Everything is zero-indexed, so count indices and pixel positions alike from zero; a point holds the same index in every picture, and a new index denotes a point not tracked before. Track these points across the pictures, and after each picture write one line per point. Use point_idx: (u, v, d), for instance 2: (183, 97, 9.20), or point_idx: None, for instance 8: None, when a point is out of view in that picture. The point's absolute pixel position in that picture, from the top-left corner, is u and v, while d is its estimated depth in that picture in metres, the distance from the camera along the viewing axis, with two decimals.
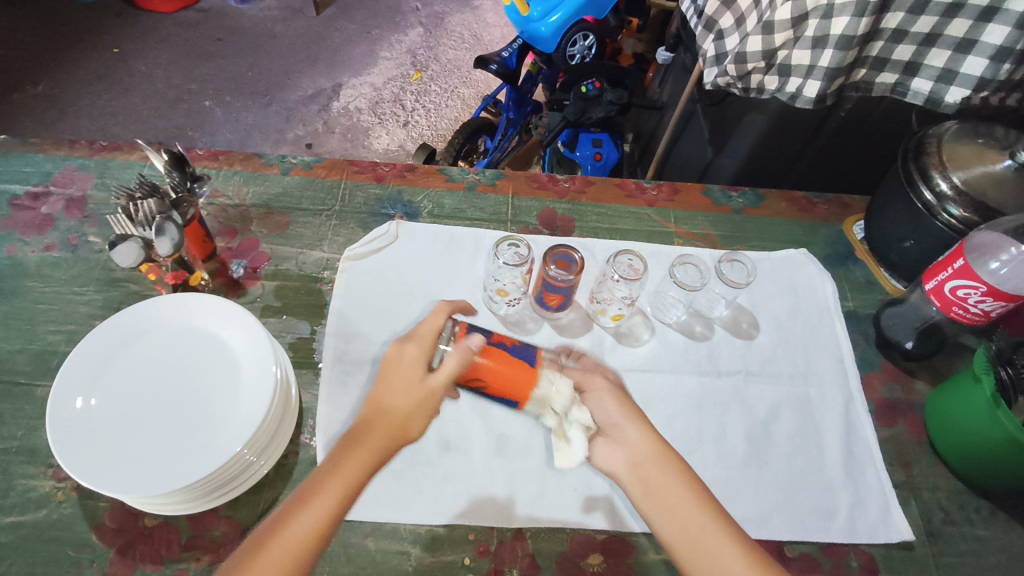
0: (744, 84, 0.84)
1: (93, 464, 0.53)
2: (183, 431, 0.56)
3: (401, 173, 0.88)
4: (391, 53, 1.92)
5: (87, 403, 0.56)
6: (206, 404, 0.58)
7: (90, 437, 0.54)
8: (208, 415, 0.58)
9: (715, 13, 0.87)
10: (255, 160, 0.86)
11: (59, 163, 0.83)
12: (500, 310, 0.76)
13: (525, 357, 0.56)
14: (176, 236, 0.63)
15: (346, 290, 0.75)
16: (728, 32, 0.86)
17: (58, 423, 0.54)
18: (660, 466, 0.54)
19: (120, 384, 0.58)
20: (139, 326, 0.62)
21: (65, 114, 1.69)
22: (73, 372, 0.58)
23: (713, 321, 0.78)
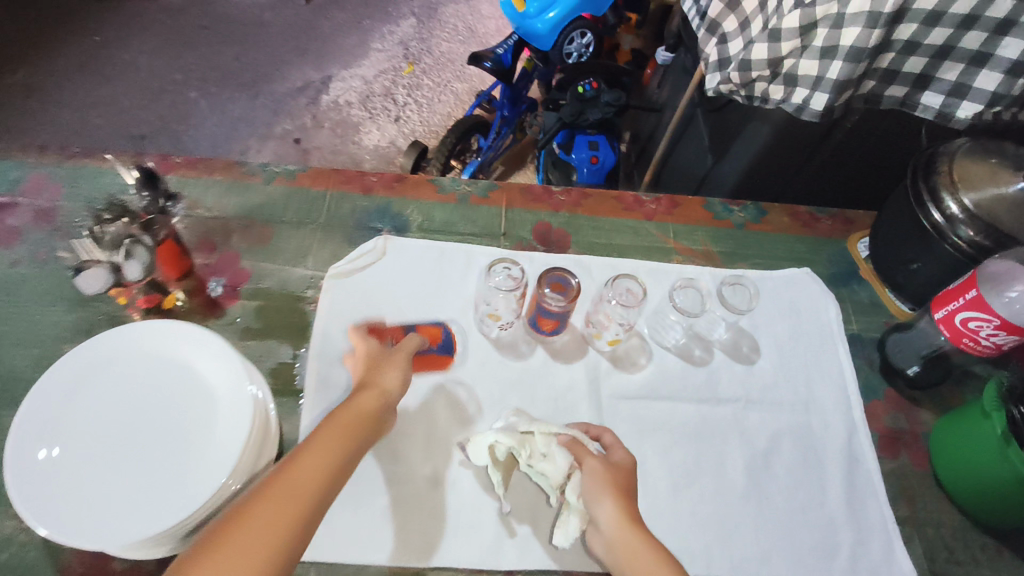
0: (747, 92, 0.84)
1: (63, 515, 0.50)
2: (156, 471, 0.53)
3: (390, 183, 0.84)
4: (382, 45, 1.86)
5: (50, 454, 0.52)
6: (179, 440, 0.55)
7: (56, 486, 0.51)
8: (181, 452, 0.54)
9: (720, 16, 0.87)
10: (236, 167, 0.82)
11: (27, 171, 0.78)
12: (492, 333, 0.72)
13: (445, 350, 0.71)
14: (143, 261, 0.67)
15: (331, 309, 0.72)
16: (733, 35, 0.86)
17: (21, 479, 0.50)
18: (639, 547, 0.51)
19: (80, 428, 0.54)
20: (102, 360, 0.58)
21: (43, 104, 1.63)
22: (32, 421, 0.53)
23: (713, 344, 0.75)
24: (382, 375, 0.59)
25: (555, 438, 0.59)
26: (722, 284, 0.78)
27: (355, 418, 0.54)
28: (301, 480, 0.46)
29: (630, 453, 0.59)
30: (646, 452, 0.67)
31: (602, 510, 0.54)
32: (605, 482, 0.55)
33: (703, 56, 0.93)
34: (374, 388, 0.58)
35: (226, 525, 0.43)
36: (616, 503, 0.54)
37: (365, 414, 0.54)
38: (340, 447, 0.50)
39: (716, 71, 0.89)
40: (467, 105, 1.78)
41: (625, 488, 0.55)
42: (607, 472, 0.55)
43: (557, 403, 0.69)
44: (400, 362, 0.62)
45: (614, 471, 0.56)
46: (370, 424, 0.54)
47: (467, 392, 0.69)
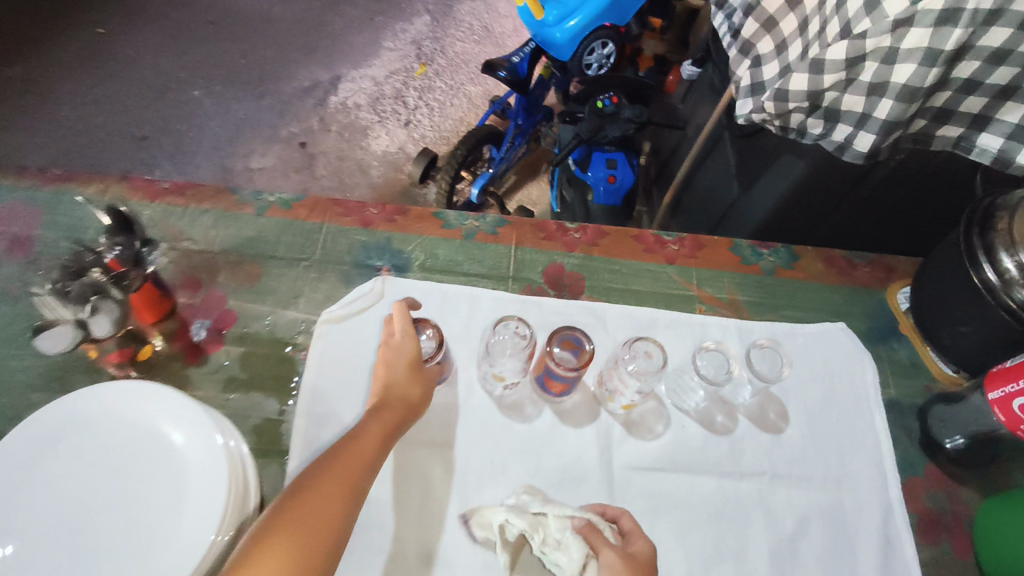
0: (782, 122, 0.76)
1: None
2: (119, 557, 0.48)
3: (391, 216, 0.78)
4: (394, 44, 1.79)
5: (3, 551, 0.48)
6: (144, 519, 0.50)
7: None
8: (145, 534, 0.49)
9: (755, 36, 0.80)
10: (227, 196, 0.76)
11: (3, 196, 0.73)
12: (495, 391, 0.66)
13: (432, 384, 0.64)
14: (113, 315, 0.64)
15: (322, 360, 0.66)
16: (768, 58, 0.78)
17: None
18: None
19: (35, 516, 0.49)
20: (58, 431, 0.53)
21: (44, 100, 1.58)
22: None
23: (737, 409, 0.68)
24: (405, 385, 0.60)
25: (571, 525, 0.55)
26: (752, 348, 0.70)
27: (372, 436, 0.55)
28: (325, 499, 0.49)
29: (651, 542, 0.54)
30: (661, 534, 0.61)
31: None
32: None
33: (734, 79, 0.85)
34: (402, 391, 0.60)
35: (284, 513, 0.47)
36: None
37: (382, 430, 0.56)
38: (376, 448, 0.55)
39: (748, 97, 0.81)
40: (480, 110, 1.71)
41: None
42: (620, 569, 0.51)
43: (564, 473, 0.63)
44: (423, 377, 0.62)
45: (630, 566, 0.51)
46: (400, 425, 0.58)
47: (466, 458, 0.63)
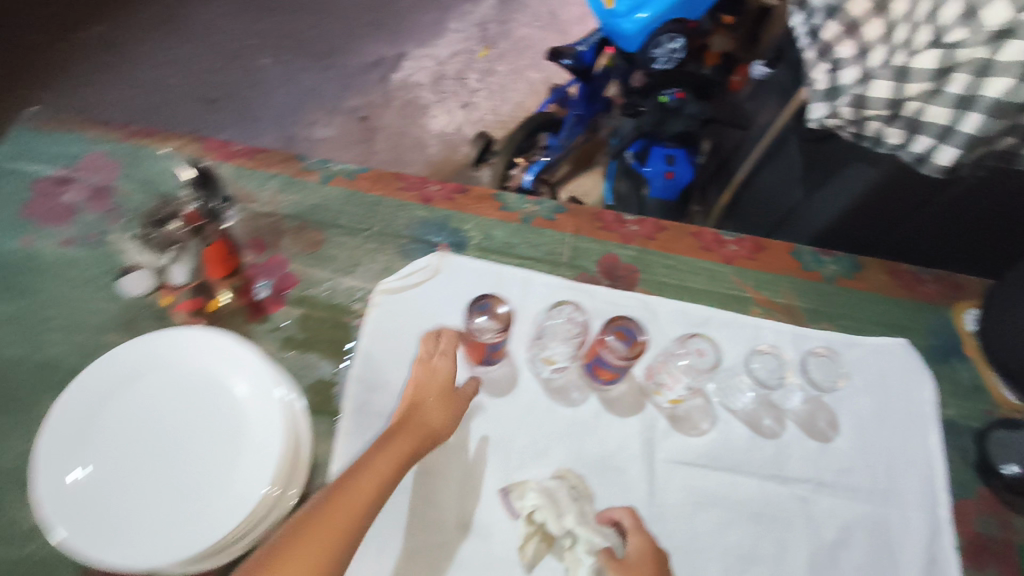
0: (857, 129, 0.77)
1: (86, 535, 0.49)
2: (182, 492, 0.51)
3: (451, 194, 0.79)
4: (459, 25, 1.80)
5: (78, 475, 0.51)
6: (207, 460, 0.53)
7: (81, 503, 0.50)
8: (207, 475, 0.52)
9: (835, 40, 0.76)
10: (295, 162, 0.78)
11: (88, 146, 0.76)
12: (543, 373, 0.67)
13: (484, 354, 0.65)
14: (190, 265, 0.66)
15: (377, 329, 0.68)
16: (848, 62, 0.74)
17: (52, 502, 0.49)
18: None
19: (108, 445, 0.52)
20: (133, 369, 0.56)
21: (123, 60, 1.65)
22: (61, 437, 0.52)
23: (785, 414, 0.67)
24: (432, 409, 0.58)
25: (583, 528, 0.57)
26: (809, 354, 0.69)
27: (384, 464, 0.51)
28: (324, 531, 0.44)
29: (646, 536, 0.55)
30: (697, 529, 0.61)
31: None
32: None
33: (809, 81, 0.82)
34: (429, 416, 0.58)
35: (275, 551, 0.43)
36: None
37: (393, 459, 0.52)
38: (386, 478, 0.50)
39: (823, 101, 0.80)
40: (539, 96, 1.71)
41: None
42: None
43: (605, 460, 0.63)
44: (455, 402, 0.60)
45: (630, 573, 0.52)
46: (416, 450, 0.54)
47: (509, 436, 0.64)
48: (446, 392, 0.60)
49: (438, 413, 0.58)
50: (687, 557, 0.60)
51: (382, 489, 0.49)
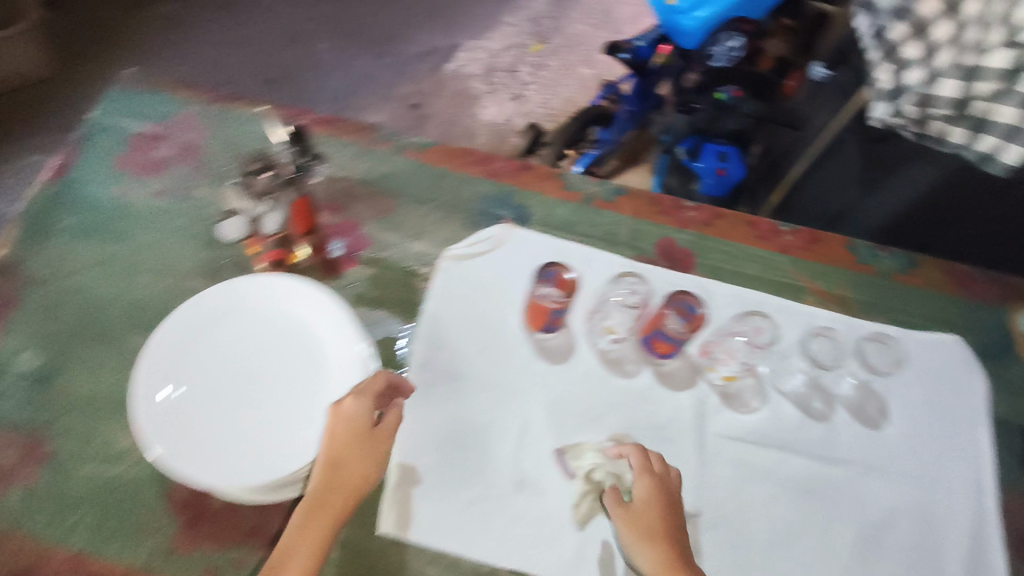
0: (920, 128, 0.80)
1: (174, 448, 0.53)
2: (266, 423, 0.56)
3: (516, 171, 0.81)
4: (514, 19, 1.84)
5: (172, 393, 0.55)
6: (289, 396, 0.57)
7: (173, 419, 0.54)
8: (288, 409, 0.57)
9: (902, 39, 0.77)
10: (369, 133, 0.82)
11: (179, 107, 0.81)
12: (599, 344, 0.70)
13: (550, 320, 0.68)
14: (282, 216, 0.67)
15: (443, 292, 0.71)
16: (914, 63, 0.76)
17: (146, 414, 0.53)
18: None
19: (201, 370, 0.57)
20: (226, 304, 0.60)
21: (189, 37, 1.70)
22: (158, 358, 0.56)
23: (836, 399, 0.69)
24: (350, 464, 0.53)
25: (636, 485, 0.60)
26: (864, 339, 0.71)
27: (304, 544, 0.50)
28: None
29: (652, 475, 0.58)
30: (747, 501, 0.63)
31: (642, 557, 0.55)
32: (636, 532, 0.56)
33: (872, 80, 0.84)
34: (347, 475, 0.53)
35: None
36: (652, 551, 0.55)
37: (314, 535, 0.51)
38: (310, 558, 0.50)
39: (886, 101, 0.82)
40: (589, 92, 1.74)
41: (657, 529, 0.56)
42: (630, 524, 0.56)
43: (658, 430, 0.66)
44: (378, 445, 0.55)
45: (638, 519, 0.56)
46: (342, 512, 0.52)
47: (566, 401, 0.66)
48: (370, 440, 0.54)
49: (362, 465, 0.54)
50: (736, 527, 0.61)
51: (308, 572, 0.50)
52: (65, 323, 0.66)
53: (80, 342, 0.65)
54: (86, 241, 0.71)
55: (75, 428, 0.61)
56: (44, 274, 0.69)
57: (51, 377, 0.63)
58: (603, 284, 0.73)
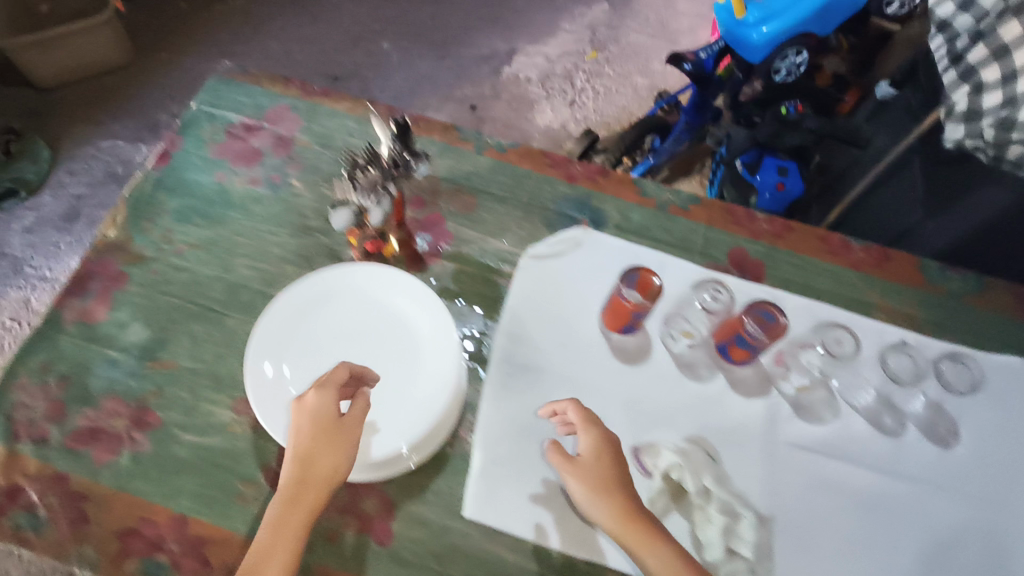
0: (996, 152, 0.84)
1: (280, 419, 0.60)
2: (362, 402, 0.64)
3: (593, 175, 0.84)
4: (571, 26, 1.86)
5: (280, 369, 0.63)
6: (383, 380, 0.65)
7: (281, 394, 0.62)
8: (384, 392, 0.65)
9: (981, 63, 0.83)
10: (453, 132, 0.85)
11: (274, 100, 0.85)
12: (674, 347, 0.71)
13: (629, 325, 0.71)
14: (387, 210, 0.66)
15: (523, 289, 0.74)
16: (993, 87, 0.82)
17: (260, 388, 0.61)
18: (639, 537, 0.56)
19: (306, 351, 0.65)
20: (329, 291, 0.67)
21: (258, 32, 1.76)
22: (271, 337, 0.64)
23: (906, 416, 0.69)
24: (320, 458, 0.56)
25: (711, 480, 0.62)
26: (943, 360, 0.72)
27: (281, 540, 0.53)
28: None
29: (598, 429, 0.60)
30: (818, 509, 0.64)
31: (596, 510, 0.57)
32: (587, 484, 0.58)
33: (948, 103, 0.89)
34: (318, 471, 0.56)
35: None
36: (606, 502, 0.57)
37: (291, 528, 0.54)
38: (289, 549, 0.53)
39: (961, 123, 0.87)
40: (644, 102, 1.76)
41: (603, 478, 0.58)
42: (581, 477, 0.58)
43: (729, 434, 0.67)
44: (347, 438, 0.58)
45: (589, 472, 0.58)
46: (318, 505, 0.55)
47: (641, 400, 0.68)
48: (339, 431, 0.57)
49: (335, 452, 0.57)
50: (806, 534, 0.62)
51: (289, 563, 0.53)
52: (170, 300, 0.70)
53: (184, 318, 0.69)
54: (184, 224, 0.75)
55: (179, 399, 0.65)
56: (149, 255, 0.73)
57: (158, 350, 0.67)
58: (680, 291, 0.74)
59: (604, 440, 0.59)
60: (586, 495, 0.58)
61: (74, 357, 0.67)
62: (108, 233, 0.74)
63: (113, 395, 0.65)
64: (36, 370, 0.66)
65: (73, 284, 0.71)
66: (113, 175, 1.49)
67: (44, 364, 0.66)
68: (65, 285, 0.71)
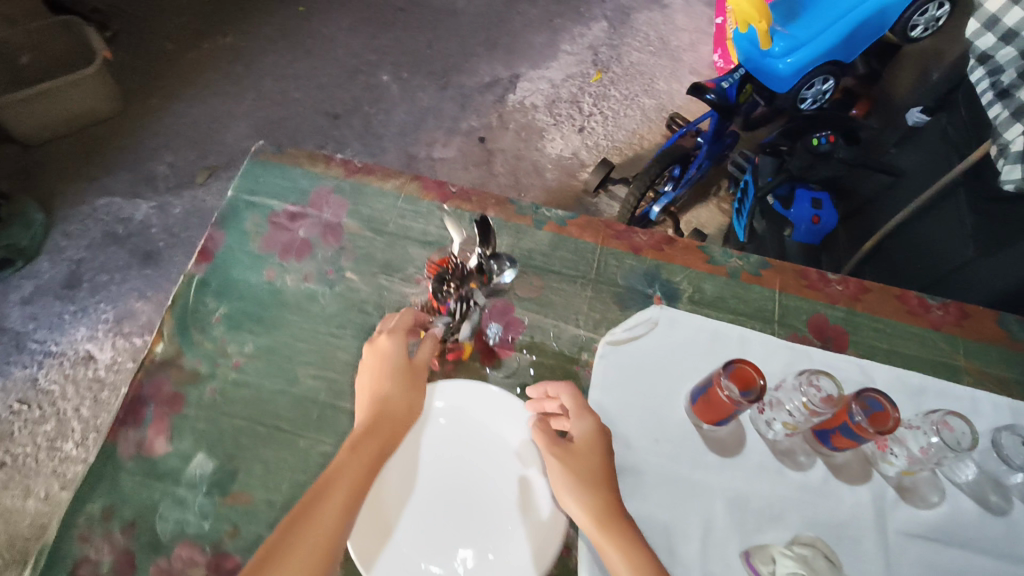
0: None
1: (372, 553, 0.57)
2: (459, 533, 0.59)
3: (659, 245, 0.80)
4: (572, 47, 1.82)
5: (377, 497, 0.60)
6: (483, 508, 0.60)
7: (374, 524, 0.58)
8: (481, 523, 0.60)
9: None
10: (508, 206, 0.81)
11: (315, 182, 0.80)
12: (769, 433, 0.68)
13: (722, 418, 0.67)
14: (475, 319, 0.66)
15: (606, 378, 0.70)
16: None
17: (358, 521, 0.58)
18: (624, 531, 0.57)
19: (402, 477, 0.61)
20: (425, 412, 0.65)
21: (250, 70, 1.69)
22: None
23: (1012, 490, 0.67)
24: (396, 391, 0.62)
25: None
26: None
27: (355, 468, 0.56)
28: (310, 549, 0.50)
29: (594, 418, 0.63)
30: None
31: (573, 503, 0.58)
32: (568, 469, 0.60)
33: (1000, 143, 0.89)
34: (393, 410, 0.61)
35: None
36: (594, 494, 0.59)
37: (367, 452, 0.57)
38: (358, 480, 0.55)
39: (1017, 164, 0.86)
40: (654, 123, 1.72)
41: (598, 469, 0.60)
42: (568, 461, 0.60)
43: (839, 526, 0.64)
44: (418, 377, 0.64)
45: (575, 457, 0.60)
46: (388, 441, 0.59)
47: (745, 495, 0.65)
48: (415, 369, 0.64)
49: (410, 391, 0.62)
50: None
51: (357, 489, 0.55)
52: (234, 423, 0.65)
53: (252, 443, 0.64)
54: (238, 333, 0.70)
55: (259, 538, 0.60)
56: (203, 371, 0.68)
57: (227, 483, 0.62)
58: (779, 372, 0.71)
59: (599, 429, 0.62)
60: (563, 484, 0.59)
61: (137, 499, 0.61)
62: (156, 348, 0.68)
63: (185, 541, 0.59)
64: (97, 518, 0.60)
65: (126, 412, 0.65)
66: (113, 235, 1.41)
67: (105, 509, 0.60)
68: (116, 413, 0.65)
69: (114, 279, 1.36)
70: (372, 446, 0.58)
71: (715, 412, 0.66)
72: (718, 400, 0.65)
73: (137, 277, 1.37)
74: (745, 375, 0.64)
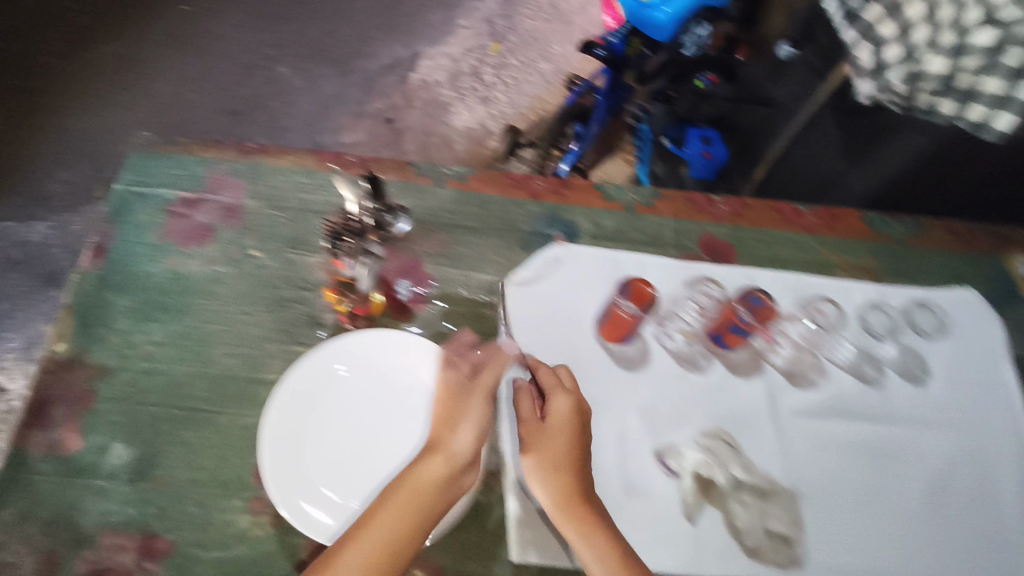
0: (909, 102, 0.89)
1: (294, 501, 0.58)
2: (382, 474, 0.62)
3: (557, 189, 0.84)
4: (468, 22, 1.84)
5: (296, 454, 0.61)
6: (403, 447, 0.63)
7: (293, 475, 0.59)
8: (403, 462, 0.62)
9: (878, 20, 0.88)
10: (407, 169, 0.83)
11: (208, 167, 0.80)
12: (670, 344, 0.74)
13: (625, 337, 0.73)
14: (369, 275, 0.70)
15: (516, 317, 0.74)
16: (890, 41, 0.86)
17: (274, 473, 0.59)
18: (586, 510, 0.58)
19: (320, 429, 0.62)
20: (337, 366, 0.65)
21: (139, 76, 1.62)
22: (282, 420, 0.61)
23: (883, 363, 0.76)
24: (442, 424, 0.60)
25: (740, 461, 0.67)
26: (913, 309, 0.79)
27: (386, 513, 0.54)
28: None
29: (571, 395, 0.63)
30: (825, 467, 0.69)
31: (543, 485, 0.60)
32: (542, 448, 0.61)
33: (855, 61, 0.95)
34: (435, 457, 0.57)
35: None
36: (560, 476, 0.59)
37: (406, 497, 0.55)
38: (383, 524, 0.54)
39: (869, 77, 0.93)
40: (555, 87, 1.76)
41: (566, 447, 0.61)
42: (540, 443, 0.61)
43: (738, 417, 0.70)
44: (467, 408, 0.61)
45: (548, 439, 0.61)
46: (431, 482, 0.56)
47: (654, 404, 0.70)
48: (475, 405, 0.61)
49: (463, 429, 0.60)
50: (821, 498, 0.67)
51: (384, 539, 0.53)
52: (150, 410, 0.65)
53: (171, 427, 0.64)
54: (144, 324, 0.70)
55: (187, 517, 0.60)
56: (112, 365, 0.67)
57: (148, 469, 0.62)
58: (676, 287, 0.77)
59: (576, 408, 0.62)
60: (535, 466, 0.60)
61: (54, 498, 0.60)
62: (58, 348, 0.67)
63: (111, 530, 0.59)
64: (13, 523, 0.59)
65: (32, 415, 0.63)
66: (10, 261, 1.34)
67: (21, 514, 0.59)
68: (23, 417, 0.63)
69: (15, 306, 1.30)
70: (404, 488, 0.55)
71: (616, 330, 0.72)
72: (618, 318, 0.71)
73: (42, 300, 1.31)
74: (639, 292, 0.72)
